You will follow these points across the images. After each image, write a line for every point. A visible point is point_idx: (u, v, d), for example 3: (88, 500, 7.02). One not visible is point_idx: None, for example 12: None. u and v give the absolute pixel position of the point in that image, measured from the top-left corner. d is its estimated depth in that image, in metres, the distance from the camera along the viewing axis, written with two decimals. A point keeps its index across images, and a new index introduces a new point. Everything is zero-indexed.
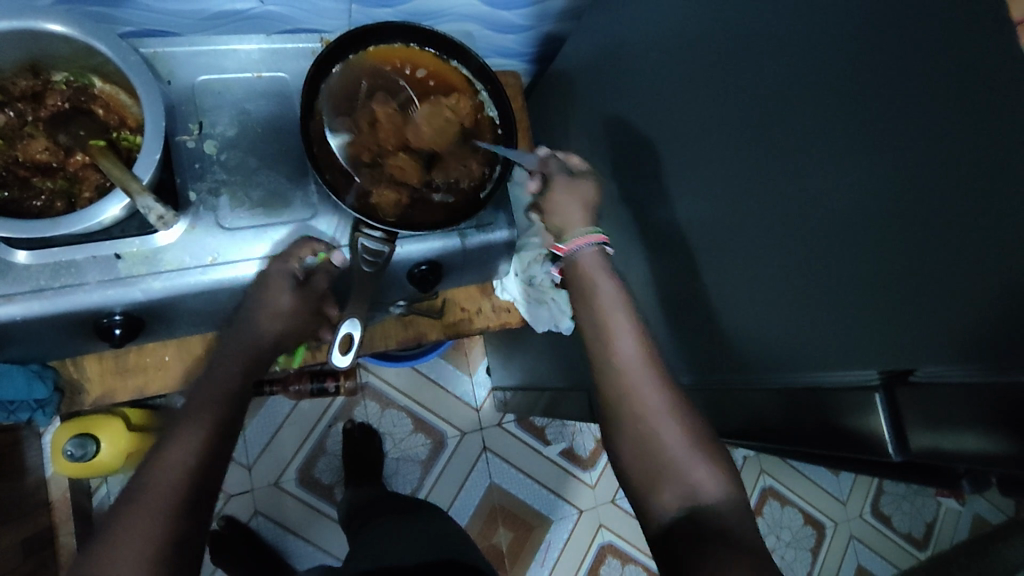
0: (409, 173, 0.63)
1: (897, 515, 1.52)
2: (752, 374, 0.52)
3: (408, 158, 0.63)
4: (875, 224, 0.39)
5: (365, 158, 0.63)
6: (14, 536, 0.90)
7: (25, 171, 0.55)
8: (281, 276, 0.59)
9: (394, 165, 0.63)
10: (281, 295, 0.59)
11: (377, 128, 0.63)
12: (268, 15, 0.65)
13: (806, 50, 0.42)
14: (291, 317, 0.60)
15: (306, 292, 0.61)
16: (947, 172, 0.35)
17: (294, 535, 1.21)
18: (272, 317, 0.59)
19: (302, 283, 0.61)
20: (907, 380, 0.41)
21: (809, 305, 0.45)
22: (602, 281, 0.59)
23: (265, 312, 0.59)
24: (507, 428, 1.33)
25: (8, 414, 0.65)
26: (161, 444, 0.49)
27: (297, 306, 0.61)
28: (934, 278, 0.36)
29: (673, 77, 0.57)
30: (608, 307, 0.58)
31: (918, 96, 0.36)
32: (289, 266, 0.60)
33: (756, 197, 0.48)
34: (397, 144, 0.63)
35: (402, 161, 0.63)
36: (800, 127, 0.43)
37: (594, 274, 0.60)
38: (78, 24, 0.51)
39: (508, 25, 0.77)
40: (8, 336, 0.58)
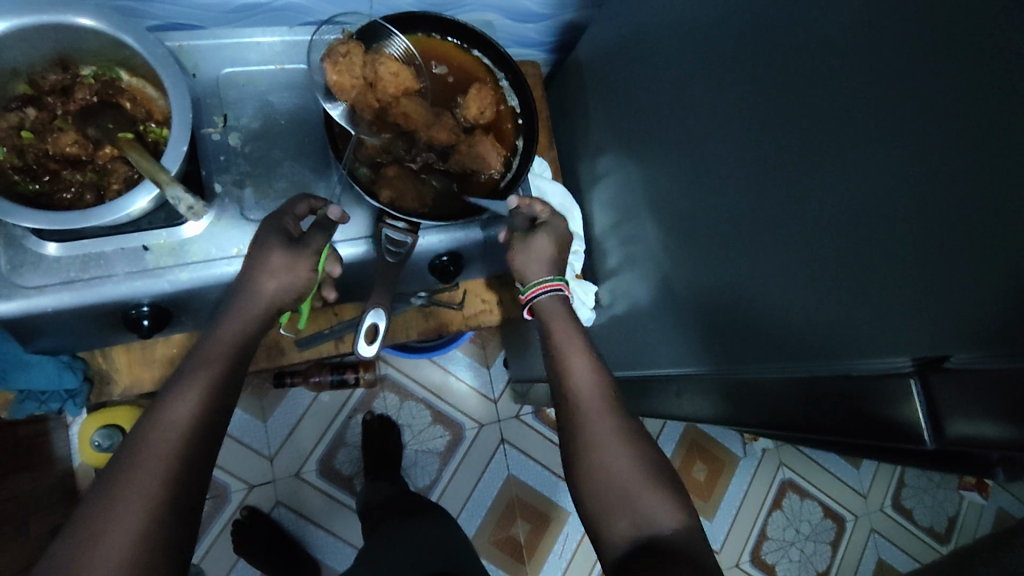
0: (417, 120, 0.62)
1: (919, 509, 1.50)
2: (778, 365, 0.52)
3: (412, 104, 0.62)
4: (907, 210, 0.38)
5: (370, 118, 0.62)
6: (43, 523, 0.92)
7: (55, 164, 0.55)
8: (276, 234, 0.57)
9: (401, 116, 0.62)
10: (274, 254, 0.56)
11: (376, 83, 0.61)
12: (290, 7, 0.65)
13: (835, 31, 0.42)
14: (289, 275, 0.56)
15: (300, 251, 0.56)
16: (980, 154, 0.34)
17: (314, 526, 1.22)
18: (272, 275, 0.56)
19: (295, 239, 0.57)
20: (941, 367, 0.40)
21: (837, 292, 0.44)
22: (563, 323, 0.62)
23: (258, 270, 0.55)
24: (525, 421, 1.34)
25: (39, 404, 0.66)
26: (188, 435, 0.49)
27: (294, 265, 0.56)
28: (965, 263, 0.36)
29: (695, 64, 0.57)
30: (570, 338, 0.61)
31: (953, 76, 0.35)
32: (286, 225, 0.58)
33: (781, 184, 0.48)
34: (397, 94, 0.62)
35: (407, 110, 0.62)
36: (827, 112, 0.43)
37: (552, 319, 0.62)
38: (106, 17, 0.52)
39: (527, 14, 0.77)
40: (39, 326, 0.59)
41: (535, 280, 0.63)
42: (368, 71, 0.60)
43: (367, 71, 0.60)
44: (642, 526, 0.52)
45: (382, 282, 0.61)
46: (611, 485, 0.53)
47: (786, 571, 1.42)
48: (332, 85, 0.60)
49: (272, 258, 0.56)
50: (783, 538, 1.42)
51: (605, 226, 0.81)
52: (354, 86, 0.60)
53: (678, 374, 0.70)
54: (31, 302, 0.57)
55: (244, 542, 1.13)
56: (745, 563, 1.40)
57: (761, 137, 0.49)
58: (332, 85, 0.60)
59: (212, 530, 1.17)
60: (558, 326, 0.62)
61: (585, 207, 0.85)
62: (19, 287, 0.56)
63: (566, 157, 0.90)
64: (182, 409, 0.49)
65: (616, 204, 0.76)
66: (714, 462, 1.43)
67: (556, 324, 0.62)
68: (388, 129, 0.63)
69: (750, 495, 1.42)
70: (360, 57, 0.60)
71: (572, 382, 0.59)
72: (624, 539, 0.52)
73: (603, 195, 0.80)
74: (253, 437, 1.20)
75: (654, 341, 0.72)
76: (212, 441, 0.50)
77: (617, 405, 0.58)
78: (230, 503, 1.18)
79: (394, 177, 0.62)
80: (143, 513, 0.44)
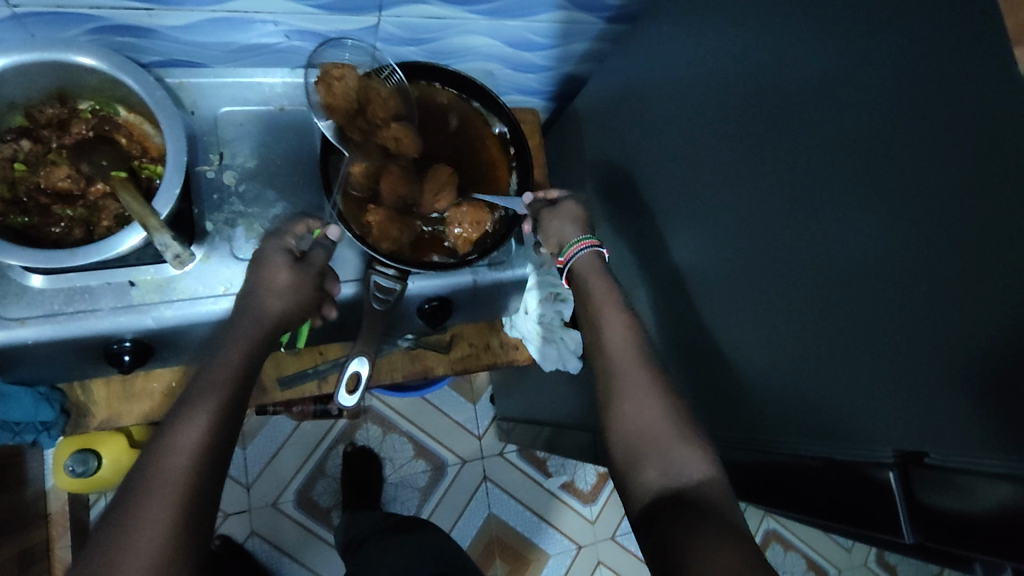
0: (407, 145, 0.63)
1: (902, 566, 1.48)
2: (760, 437, 0.51)
3: (402, 128, 0.62)
4: (890, 300, 0.38)
5: (357, 141, 0.61)
6: (9, 549, 0.89)
7: (46, 198, 0.55)
8: (277, 252, 0.58)
9: (391, 140, 0.62)
10: (278, 273, 0.57)
11: (365, 108, 0.62)
12: (292, 50, 0.66)
13: (823, 119, 0.42)
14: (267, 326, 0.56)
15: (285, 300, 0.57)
16: (964, 261, 0.34)
17: (289, 559, 1.19)
18: (275, 300, 0.57)
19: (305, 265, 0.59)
20: (921, 462, 0.41)
21: (820, 373, 0.44)
22: (600, 280, 0.65)
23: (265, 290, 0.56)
24: (508, 458, 1.32)
25: (12, 435, 0.64)
26: None
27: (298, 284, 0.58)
28: (948, 361, 0.36)
29: (688, 132, 0.57)
30: (610, 307, 0.62)
31: (939, 179, 0.35)
32: (286, 243, 0.60)
33: (766, 260, 0.48)
34: (385, 118, 0.62)
35: (398, 137, 0.62)
36: (816, 197, 0.43)
37: (590, 275, 0.65)
38: (108, 58, 0.52)
39: (527, 66, 0.78)
40: (16, 358, 0.58)
41: (570, 242, 0.67)
42: (360, 94, 0.61)
43: (359, 95, 0.61)
44: None
45: (370, 329, 0.61)
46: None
47: None
48: (325, 107, 0.60)
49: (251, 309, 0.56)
50: None
51: None
52: (345, 110, 0.60)
53: None
54: (11, 334, 0.56)
55: None
56: None
57: (751, 210, 0.49)
58: (325, 108, 0.60)
59: None
60: (596, 283, 0.64)
61: None
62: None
63: None
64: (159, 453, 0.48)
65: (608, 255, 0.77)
66: None
67: (592, 281, 0.65)
68: (378, 153, 0.62)
69: None
70: (354, 81, 0.60)
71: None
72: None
73: None
74: (233, 464, 1.19)
75: None
76: None
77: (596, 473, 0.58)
78: None
79: (380, 222, 0.61)
80: None
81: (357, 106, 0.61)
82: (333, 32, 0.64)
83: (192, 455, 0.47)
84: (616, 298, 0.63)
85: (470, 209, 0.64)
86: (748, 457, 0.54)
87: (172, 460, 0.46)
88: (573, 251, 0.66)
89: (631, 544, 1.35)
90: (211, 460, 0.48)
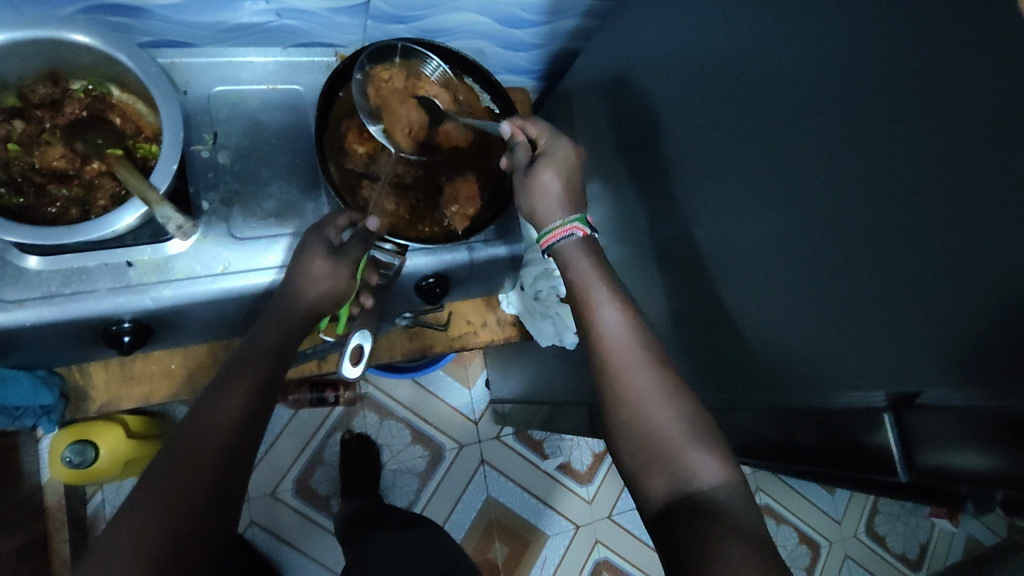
0: (458, 141, 0.66)
1: (892, 535, 1.52)
2: (755, 393, 0.53)
3: (455, 124, 0.65)
4: (877, 246, 0.40)
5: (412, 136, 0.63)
6: (7, 543, 0.89)
7: (41, 178, 0.55)
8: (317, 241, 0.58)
9: (442, 135, 0.65)
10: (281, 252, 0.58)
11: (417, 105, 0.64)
12: (285, 29, 0.67)
13: (812, 76, 0.44)
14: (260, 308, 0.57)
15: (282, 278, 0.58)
16: (944, 209, 0.36)
17: (290, 547, 1.19)
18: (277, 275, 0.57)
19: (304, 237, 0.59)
20: (914, 403, 0.41)
21: (816, 325, 0.46)
22: (581, 262, 0.57)
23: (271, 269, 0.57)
24: (505, 441, 1.33)
25: (12, 420, 0.65)
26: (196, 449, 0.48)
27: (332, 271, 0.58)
28: (937, 303, 0.37)
29: (682, 101, 0.59)
30: (595, 291, 0.56)
31: (922, 127, 0.37)
32: (327, 235, 0.59)
33: (758, 219, 0.50)
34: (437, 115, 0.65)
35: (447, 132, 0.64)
36: (801, 154, 0.44)
37: (573, 258, 0.58)
38: (102, 35, 0.52)
39: (518, 44, 0.79)
40: (15, 342, 0.58)
41: (553, 224, 0.59)
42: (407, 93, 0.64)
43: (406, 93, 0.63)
44: None
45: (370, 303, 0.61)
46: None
47: None
48: (375, 106, 0.62)
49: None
50: None
51: None
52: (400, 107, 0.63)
53: None
54: (9, 316, 0.55)
55: None
56: None
57: (743, 172, 0.51)
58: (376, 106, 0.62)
59: None
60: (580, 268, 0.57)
61: None
62: None
63: None
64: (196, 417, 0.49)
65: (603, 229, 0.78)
66: None
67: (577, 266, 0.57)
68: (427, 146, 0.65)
69: None
70: (402, 81, 0.64)
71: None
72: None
73: None
74: None
75: None
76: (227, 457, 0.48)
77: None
78: None
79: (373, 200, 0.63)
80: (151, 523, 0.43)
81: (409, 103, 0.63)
82: (326, 10, 0.64)
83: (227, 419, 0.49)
84: (600, 281, 0.56)
85: (464, 184, 0.66)
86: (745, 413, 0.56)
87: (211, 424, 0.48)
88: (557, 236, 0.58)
89: (628, 522, 1.37)
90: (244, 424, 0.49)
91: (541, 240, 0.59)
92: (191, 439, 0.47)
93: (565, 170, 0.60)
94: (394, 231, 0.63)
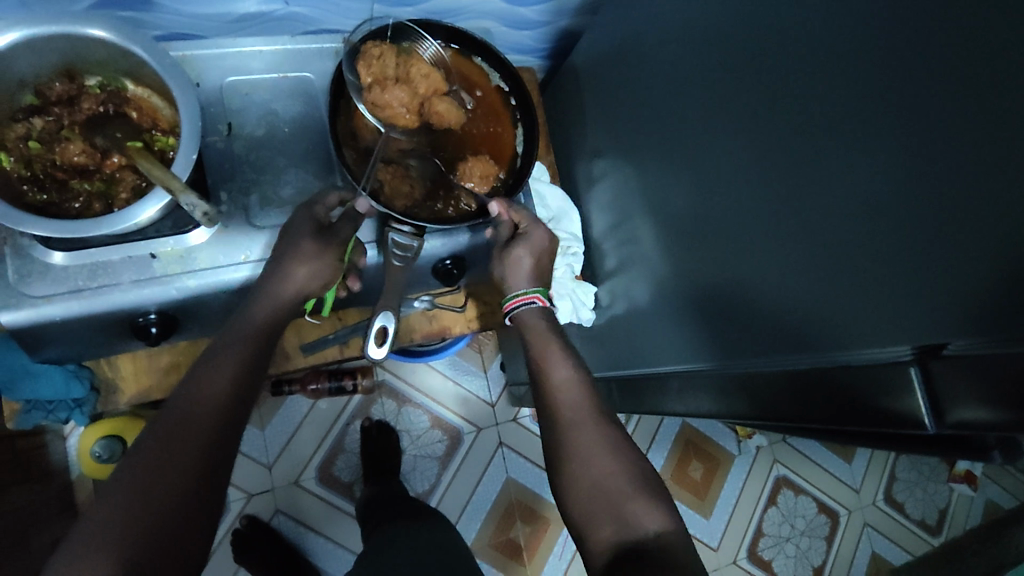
0: (450, 120, 0.64)
1: (910, 502, 1.52)
2: (776, 356, 0.54)
3: (447, 104, 0.64)
4: (918, 201, 0.41)
5: (401, 115, 0.63)
6: (42, 537, 0.91)
7: (62, 174, 0.56)
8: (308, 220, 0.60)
9: (434, 114, 0.64)
10: (300, 239, 0.59)
11: (408, 83, 0.63)
12: (292, 17, 0.67)
13: (847, 37, 0.45)
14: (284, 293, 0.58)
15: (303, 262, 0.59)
16: (982, 157, 0.37)
17: (314, 533, 1.22)
18: (299, 260, 0.58)
19: (325, 228, 0.60)
20: (940, 354, 0.42)
21: (840, 283, 0.47)
22: (544, 335, 0.66)
23: (291, 255, 0.58)
24: (523, 423, 1.34)
25: (46, 414, 0.68)
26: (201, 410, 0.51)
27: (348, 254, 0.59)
28: (976, 252, 0.38)
29: (705, 69, 0.59)
30: (558, 355, 0.64)
31: (975, 78, 0.38)
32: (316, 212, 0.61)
33: (786, 182, 0.51)
34: (430, 94, 0.63)
35: (441, 111, 0.63)
36: (840, 116, 0.46)
37: (534, 328, 0.66)
38: (117, 28, 0.52)
39: (524, 22, 0.79)
40: (45, 336, 0.59)
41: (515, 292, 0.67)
42: (400, 72, 0.62)
43: (399, 72, 0.62)
44: (627, 532, 0.52)
45: (389, 286, 0.62)
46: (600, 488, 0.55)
47: (783, 567, 1.43)
48: (366, 86, 0.62)
49: (270, 273, 0.58)
50: (779, 535, 1.44)
51: (603, 228, 0.84)
52: (389, 85, 0.61)
53: (673, 372, 0.72)
54: (39, 311, 0.56)
55: (243, 550, 1.14)
56: (742, 559, 1.41)
57: (774, 134, 0.51)
58: (367, 86, 0.62)
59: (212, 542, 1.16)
60: (540, 337, 0.65)
61: (583, 211, 0.88)
62: (26, 296, 0.56)
63: (562, 160, 0.93)
64: (206, 382, 0.52)
65: (617, 205, 0.79)
66: (710, 460, 1.44)
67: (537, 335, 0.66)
68: (419, 125, 0.65)
69: (746, 493, 1.44)
70: (393, 60, 0.62)
71: (561, 398, 0.61)
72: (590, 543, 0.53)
73: (601, 200, 0.83)
74: (253, 445, 1.20)
75: (655, 340, 0.74)
76: (227, 421, 0.52)
77: (603, 414, 0.60)
78: (230, 512, 1.18)
79: (392, 179, 0.63)
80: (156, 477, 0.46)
81: (399, 81, 0.62)
82: None
83: (228, 389, 0.53)
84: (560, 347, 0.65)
85: (477, 162, 0.66)
86: (764, 378, 0.57)
87: (212, 394, 0.52)
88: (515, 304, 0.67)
89: None
90: (240, 398, 0.54)
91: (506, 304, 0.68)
92: (185, 413, 0.50)
93: (538, 251, 0.68)
94: (413, 210, 0.63)
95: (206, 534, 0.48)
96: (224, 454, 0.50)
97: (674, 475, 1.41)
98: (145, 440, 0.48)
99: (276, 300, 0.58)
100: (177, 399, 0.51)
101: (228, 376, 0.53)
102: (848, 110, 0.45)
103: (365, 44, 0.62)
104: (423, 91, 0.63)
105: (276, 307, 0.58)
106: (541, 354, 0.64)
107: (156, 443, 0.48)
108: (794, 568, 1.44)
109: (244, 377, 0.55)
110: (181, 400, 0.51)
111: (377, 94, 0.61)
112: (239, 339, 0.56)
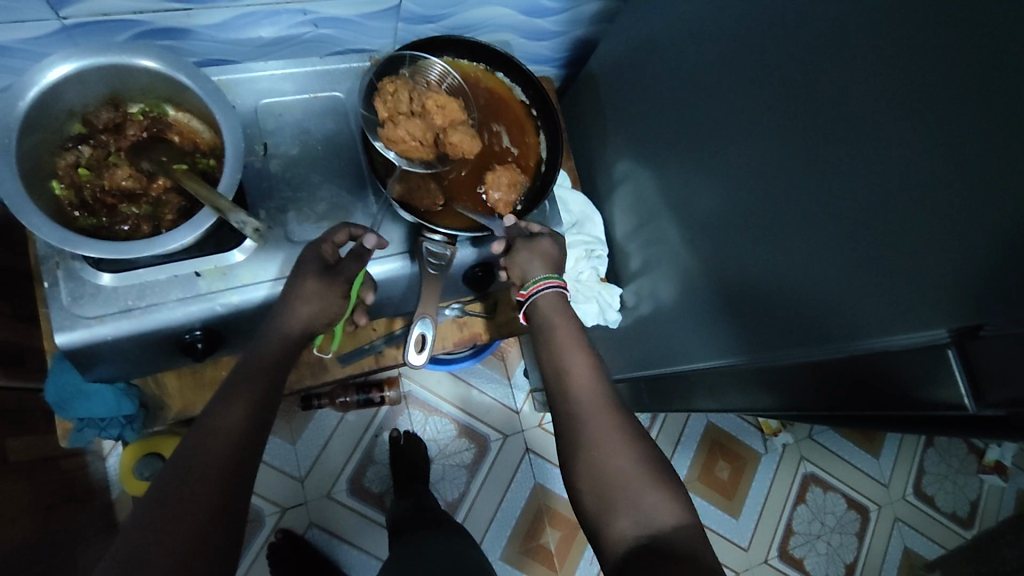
0: (465, 150, 0.65)
1: (940, 494, 1.51)
2: (804, 347, 0.55)
3: (461, 134, 0.64)
4: (936, 189, 0.42)
5: (415, 148, 0.63)
6: (88, 555, 0.93)
7: (112, 199, 0.58)
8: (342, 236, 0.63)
9: (448, 145, 0.64)
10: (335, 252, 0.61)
11: (424, 116, 0.63)
12: (321, 38, 0.70)
13: (864, 32, 0.46)
14: (323, 303, 0.61)
15: (339, 274, 0.61)
16: (999, 144, 0.39)
17: (347, 545, 1.23)
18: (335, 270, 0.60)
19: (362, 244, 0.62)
20: (977, 335, 0.42)
21: (867, 271, 0.48)
22: (561, 325, 0.65)
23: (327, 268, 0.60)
24: (547, 428, 1.35)
25: (98, 432, 0.70)
26: (223, 437, 0.52)
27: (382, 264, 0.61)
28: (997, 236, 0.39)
29: (720, 70, 0.61)
30: (573, 353, 0.63)
31: (984, 73, 0.39)
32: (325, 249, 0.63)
33: (808, 176, 0.52)
34: (444, 125, 0.64)
35: (455, 141, 0.64)
36: (860, 107, 0.47)
37: (553, 314, 0.66)
38: (162, 57, 0.55)
39: (540, 33, 0.81)
40: (97, 356, 0.61)
41: (533, 278, 0.66)
42: (413, 105, 0.63)
43: (413, 105, 0.63)
44: (669, 521, 0.54)
45: (425, 293, 0.64)
46: (639, 482, 0.56)
47: (815, 565, 1.42)
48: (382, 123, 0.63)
49: (310, 284, 0.60)
50: (809, 532, 1.43)
51: (627, 230, 0.85)
52: (402, 119, 0.62)
53: (702, 369, 0.73)
54: (93, 332, 0.59)
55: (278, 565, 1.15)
56: (774, 559, 1.41)
57: (792, 131, 0.53)
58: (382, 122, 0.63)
59: (248, 555, 1.18)
60: (559, 323, 0.65)
61: (605, 214, 0.90)
62: (79, 317, 0.58)
63: (582, 165, 0.95)
64: (230, 411, 0.53)
65: (638, 206, 0.81)
66: (736, 460, 1.44)
67: (555, 320, 0.65)
68: (435, 156, 0.65)
69: (774, 491, 1.44)
70: (406, 93, 0.63)
71: (577, 395, 0.61)
72: (626, 537, 0.54)
73: (622, 201, 0.85)
74: (285, 459, 1.22)
75: (682, 337, 0.75)
76: (250, 447, 0.53)
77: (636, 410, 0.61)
78: (265, 526, 1.19)
79: (410, 189, 0.65)
80: (175, 505, 0.47)
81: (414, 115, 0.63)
82: (358, 17, 0.67)
83: (248, 416, 0.54)
84: (576, 337, 0.64)
85: (504, 171, 0.68)
86: (786, 372, 0.58)
87: (234, 422, 0.53)
88: (540, 287, 0.65)
89: None
90: (257, 425, 0.54)
91: (524, 290, 0.66)
92: (203, 441, 0.51)
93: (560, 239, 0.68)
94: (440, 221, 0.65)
95: (228, 561, 0.48)
96: (244, 480, 0.51)
97: (700, 476, 1.41)
98: (171, 465, 0.50)
99: (303, 312, 0.60)
100: (200, 427, 0.52)
101: (244, 411, 0.54)
102: (865, 105, 0.47)
103: (378, 82, 0.64)
104: (437, 123, 0.63)
105: (321, 308, 0.60)
106: (559, 345, 0.64)
107: (181, 471, 0.49)
108: (826, 566, 1.43)
109: (265, 403, 0.56)
110: (205, 426, 0.52)
111: (391, 129, 0.62)
112: (252, 376, 0.57)
